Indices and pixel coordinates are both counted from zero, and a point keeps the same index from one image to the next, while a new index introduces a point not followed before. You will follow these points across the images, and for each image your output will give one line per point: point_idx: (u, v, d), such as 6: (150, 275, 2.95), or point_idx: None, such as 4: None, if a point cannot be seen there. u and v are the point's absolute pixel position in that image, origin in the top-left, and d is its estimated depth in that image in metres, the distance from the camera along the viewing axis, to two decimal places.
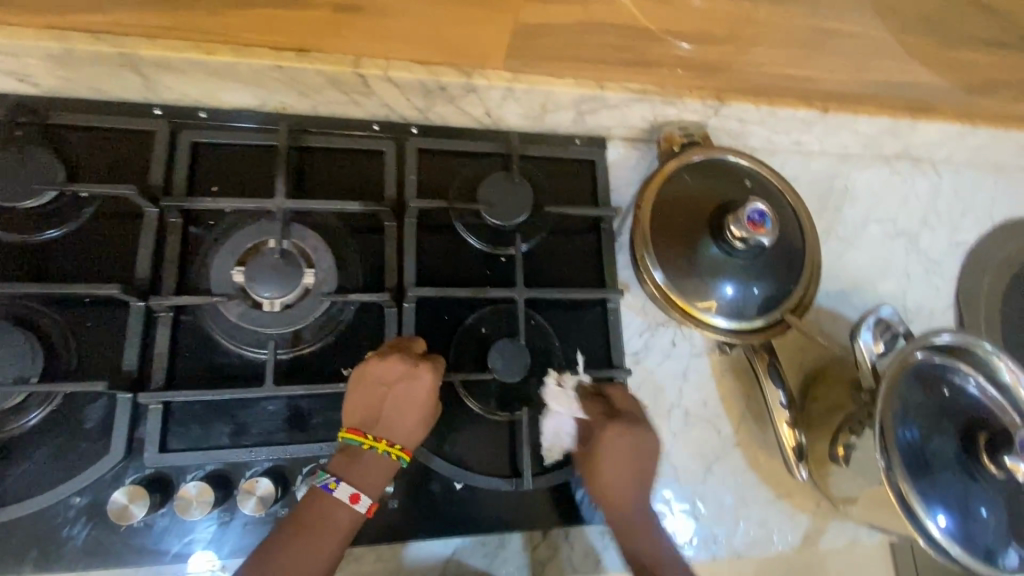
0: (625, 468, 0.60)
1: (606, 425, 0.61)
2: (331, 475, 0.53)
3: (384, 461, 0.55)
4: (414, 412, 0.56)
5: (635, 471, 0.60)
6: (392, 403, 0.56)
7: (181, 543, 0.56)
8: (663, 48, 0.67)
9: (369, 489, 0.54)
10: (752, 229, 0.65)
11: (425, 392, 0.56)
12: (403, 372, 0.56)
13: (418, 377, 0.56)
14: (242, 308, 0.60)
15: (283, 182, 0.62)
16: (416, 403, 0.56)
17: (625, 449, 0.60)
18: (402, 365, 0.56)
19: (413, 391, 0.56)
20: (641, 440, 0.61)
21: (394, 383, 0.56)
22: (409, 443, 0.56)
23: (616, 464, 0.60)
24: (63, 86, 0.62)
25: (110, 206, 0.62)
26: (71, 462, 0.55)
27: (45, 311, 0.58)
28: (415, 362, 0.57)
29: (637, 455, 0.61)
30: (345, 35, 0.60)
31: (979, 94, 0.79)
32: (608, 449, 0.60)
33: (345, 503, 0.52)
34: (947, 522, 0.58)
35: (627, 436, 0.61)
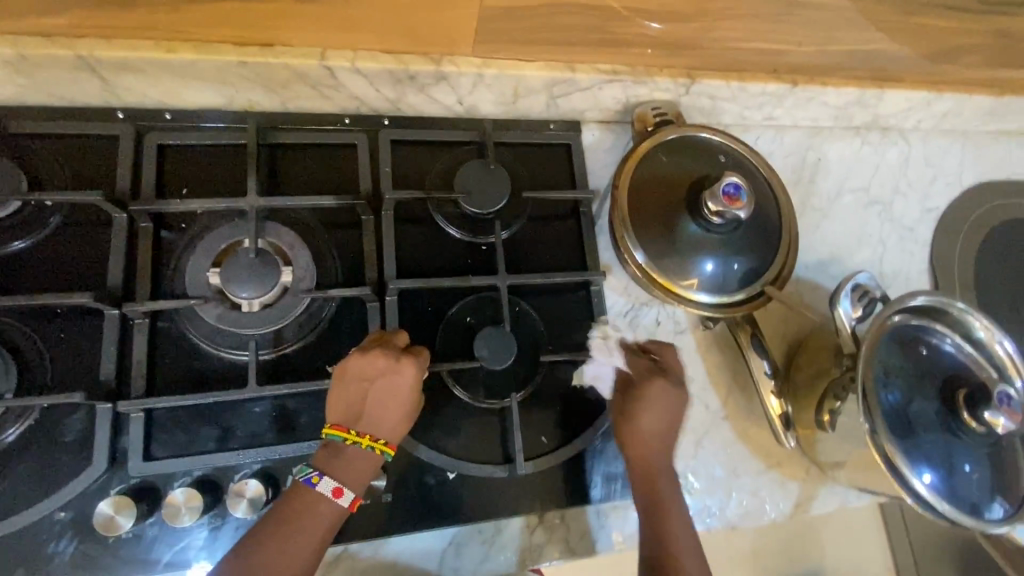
0: (660, 419, 0.60)
1: (652, 377, 0.61)
2: (313, 469, 0.52)
3: (368, 456, 0.54)
4: (399, 406, 0.55)
5: (666, 426, 0.61)
6: (375, 396, 0.55)
7: (173, 551, 0.55)
8: (631, 27, 0.67)
9: (353, 483, 0.53)
10: (728, 203, 0.66)
11: (409, 385, 0.56)
12: (385, 366, 0.56)
13: (402, 370, 0.56)
14: (220, 311, 0.59)
15: (254, 180, 0.61)
16: (401, 396, 0.56)
17: (664, 402, 0.61)
18: (385, 358, 0.56)
19: (397, 384, 0.55)
20: (682, 398, 0.61)
21: (377, 377, 0.55)
22: (394, 438, 0.55)
23: (654, 416, 0.60)
24: (19, 92, 0.60)
25: (77, 214, 0.61)
26: (52, 476, 0.54)
27: (16, 325, 0.56)
28: (397, 355, 0.57)
29: (674, 411, 0.61)
30: (308, 27, 0.59)
31: (943, 60, 0.80)
32: (649, 399, 0.60)
33: (328, 497, 0.51)
34: (932, 479, 0.59)
35: (670, 391, 0.61)
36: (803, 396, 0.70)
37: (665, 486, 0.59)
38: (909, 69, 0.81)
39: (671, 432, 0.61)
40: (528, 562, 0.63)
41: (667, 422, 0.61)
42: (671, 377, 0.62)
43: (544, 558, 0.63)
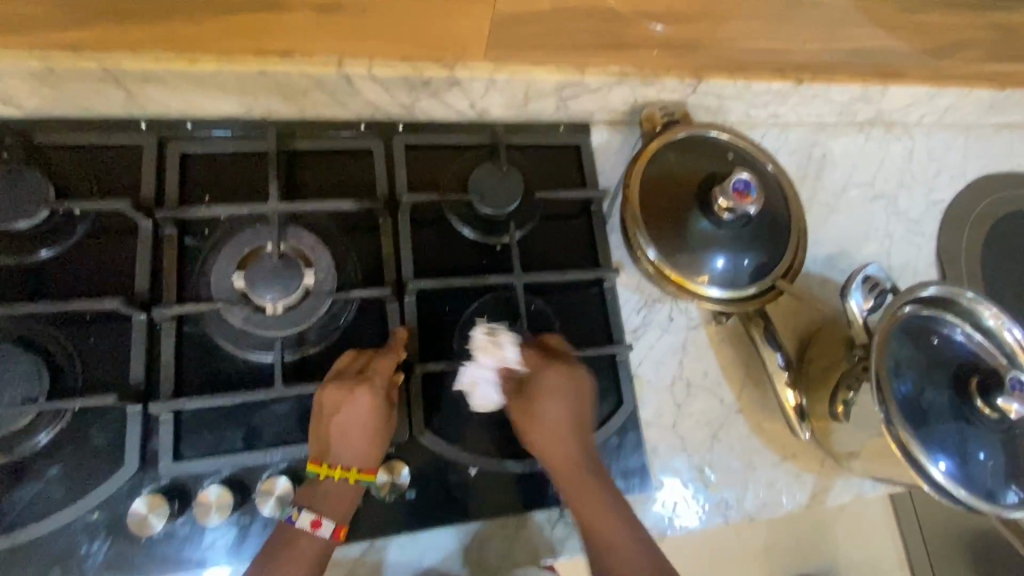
0: (561, 415, 0.59)
1: (544, 369, 0.59)
2: (292, 507, 0.53)
3: (345, 490, 0.54)
4: (364, 433, 0.55)
5: (571, 419, 0.59)
6: (338, 430, 0.54)
7: (204, 550, 0.56)
8: (636, 29, 0.69)
9: (333, 514, 0.54)
10: (738, 199, 0.67)
11: (367, 412, 0.55)
12: (341, 398, 0.55)
13: (354, 401, 0.54)
14: (245, 313, 0.60)
15: (276, 186, 0.62)
16: (360, 423, 0.55)
17: (563, 394, 0.59)
18: (337, 393, 0.55)
19: (352, 416, 0.54)
20: (580, 385, 0.60)
21: (334, 411, 0.54)
22: (367, 463, 0.55)
23: (556, 412, 0.59)
24: (46, 105, 0.62)
25: (104, 222, 0.62)
26: (85, 478, 0.55)
27: (48, 331, 0.58)
28: (350, 385, 0.55)
29: (577, 401, 0.59)
30: (326, 36, 0.61)
31: (946, 56, 0.82)
32: (547, 395, 0.58)
33: (308, 531, 0.52)
34: (947, 465, 0.60)
35: (563, 378, 0.59)
36: (817, 387, 0.71)
37: (585, 480, 0.58)
38: (913, 65, 0.82)
39: (579, 420, 0.60)
40: (549, 555, 0.64)
41: (572, 414, 0.59)
42: (565, 365, 0.60)
43: (564, 551, 0.65)
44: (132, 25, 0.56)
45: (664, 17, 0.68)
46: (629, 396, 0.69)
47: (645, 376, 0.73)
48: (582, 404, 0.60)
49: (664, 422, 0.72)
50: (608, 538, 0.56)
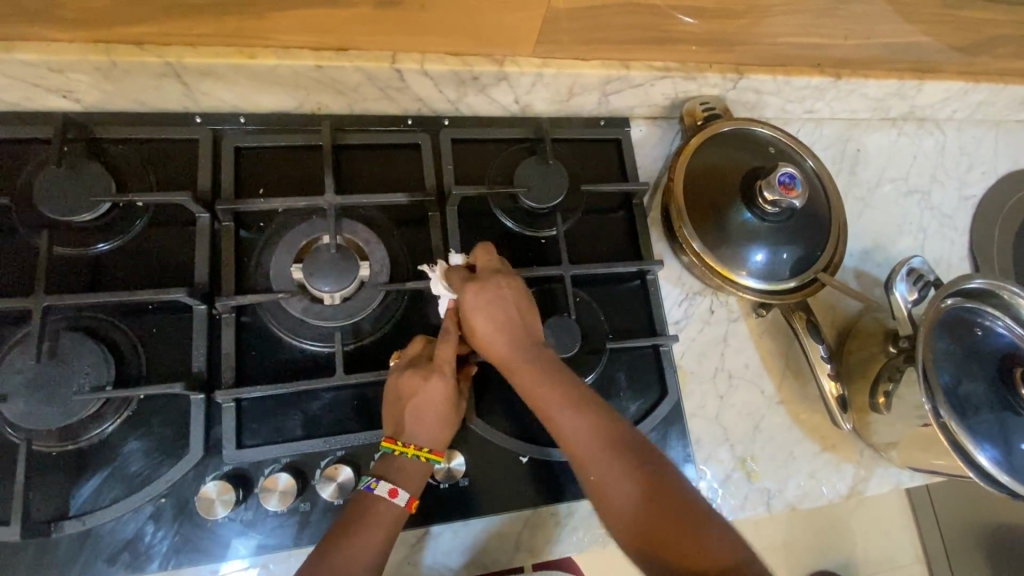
0: (491, 319, 0.57)
1: (462, 285, 0.58)
2: (371, 476, 0.54)
3: (415, 465, 0.55)
4: (436, 417, 0.56)
5: (503, 327, 0.57)
6: (412, 412, 0.56)
7: (266, 535, 0.57)
8: (672, 23, 0.67)
9: (407, 485, 0.55)
10: (784, 193, 0.68)
11: (440, 399, 0.56)
12: (416, 385, 0.56)
13: (430, 388, 0.56)
14: (304, 303, 0.61)
15: (331, 179, 0.63)
16: (435, 408, 0.56)
17: (492, 299, 0.57)
18: (413, 379, 0.56)
19: (427, 402, 0.56)
20: (500, 289, 0.58)
21: (411, 395, 0.56)
22: (438, 445, 0.57)
23: (488, 319, 0.57)
24: (105, 100, 0.63)
25: (161, 215, 0.63)
26: (150, 465, 0.56)
27: (110, 320, 0.59)
28: (425, 372, 0.56)
29: (504, 307, 0.57)
30: (380, 33, 0.62)
31: (982, 53, 0.82)
32: (469, 309, 0.57)
33: (386, 498, 0.53)
34: (992, 454, 0.61)
35: (482, 290, 0.57)
36: (857, 378, 0.72)
37: (535, 382, 0.54)
38: (947, 61, 0.83)
39: (517, 321, 0.57)
40: (599, 543, 0.65)
41: (500, 321, 0.57)
42: (489, 274, 0.59)
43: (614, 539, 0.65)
44: (193, 22, 0.57)
45: (697, 12, 0.66)
46: (673, 387, 0.70)
47: (687, 367, 0.74)
48: (515, 305, 0.58)
49: (706, 413, 0.73)
50: (577, 441, 0.52)
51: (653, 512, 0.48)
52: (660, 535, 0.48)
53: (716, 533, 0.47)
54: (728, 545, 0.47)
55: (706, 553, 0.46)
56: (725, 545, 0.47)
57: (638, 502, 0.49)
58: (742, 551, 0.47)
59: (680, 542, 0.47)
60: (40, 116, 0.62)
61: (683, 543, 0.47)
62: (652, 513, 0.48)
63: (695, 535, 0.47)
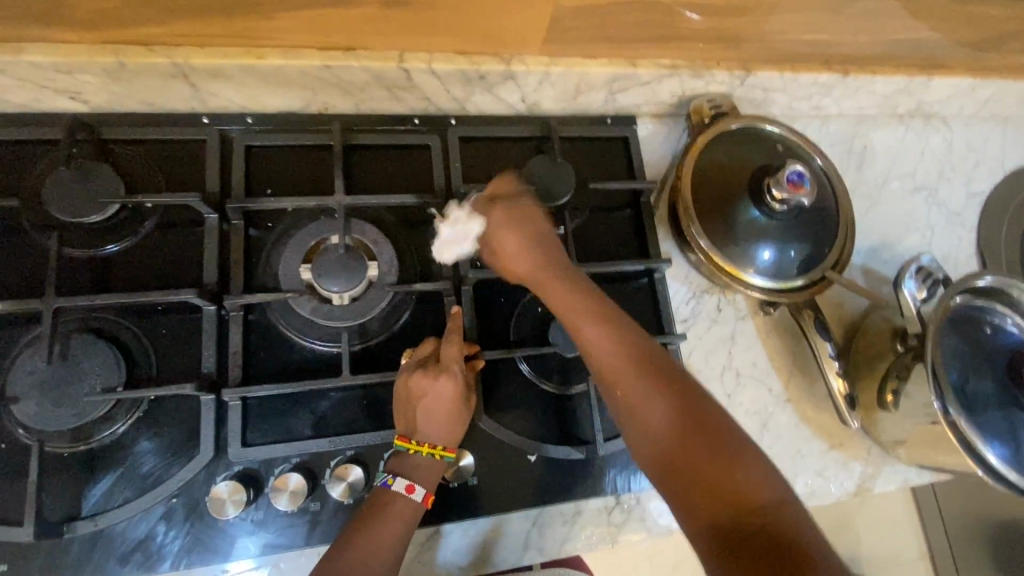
0: (518, 239, 0.58)
1: (489, 212, 0.60)
2: (387, 473, 0.55)
3: (428, 464, 0.56)
4: (448, 414, 0.57)
5: (528, 244, 0.59)
6: (423, 410, 0.56)
7: (277, 534, 0.57)
8: (680, 21, 0.67)
9: (425, 481, 0.55)
10: (792, 190, 0.68)
11: (450, 397, 0.57)
12: (426, 385, 0.56)
13: (439, 388, 0.56)
14: (313, 304, 0.61)
15: (340, 179, 0.63)
16: (445, 406, 0.57)
17: (520, 227, 0.59)
18: (421, 379, 0.56)
19: (438, 401, 0.56)
20: (523, 212, 0.60)
21: (420, 395, 0.56)
22: (450, 442, 0.57)
23: (516, 244, 0.58)
24: (112, 101, 0.63)
25: (170, 215, 0.63)
26: (162, 466, 0.57)
27: (120, 321, 0.59)
28: (433, 373, 0.56)
29: (528, 228, 0.59)
30: (387, 32, 0.62)
31: (991, 49, 0.82)
32: (493, 231, 0.59)
33: (403, 494, 0.54)
34: (1001, 452, 0.61)
35: (501, 215, 0.60)
36: (865, 376, 0.72)
37: (567, 297, 0.55)
38: (955, 57, 0.83)
39: (546, 247, 0.59)
40: (608, 541, 0.65)
41: (527, 238, 0.59)
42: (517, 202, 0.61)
43: (622, 537, 0.65)
44: (200, 22, 0.57)
45: (703, 8, 0.66)
46: None
47: (694, 366, 0.74)
48: (543, 231, 0.60)
49: None
50: (612, 357, 0.51)
51: (691, 436, 0.47)
52: (696, 459, 0.46)
53: (756, 467, 0.46)
54: (767, 482, 0.45)
55: (743, 485, 0.44)
56: (763, 482, 0.45)
57: (666, 420, 0.48)
58: (781, 489, 0.45)
59: (716, 468, 0.45)
60: (47, 117, 0.62)
61: (720, 471, 0.45)
62: (691, 437, 0.47)
63: (729, 457, 0.46)
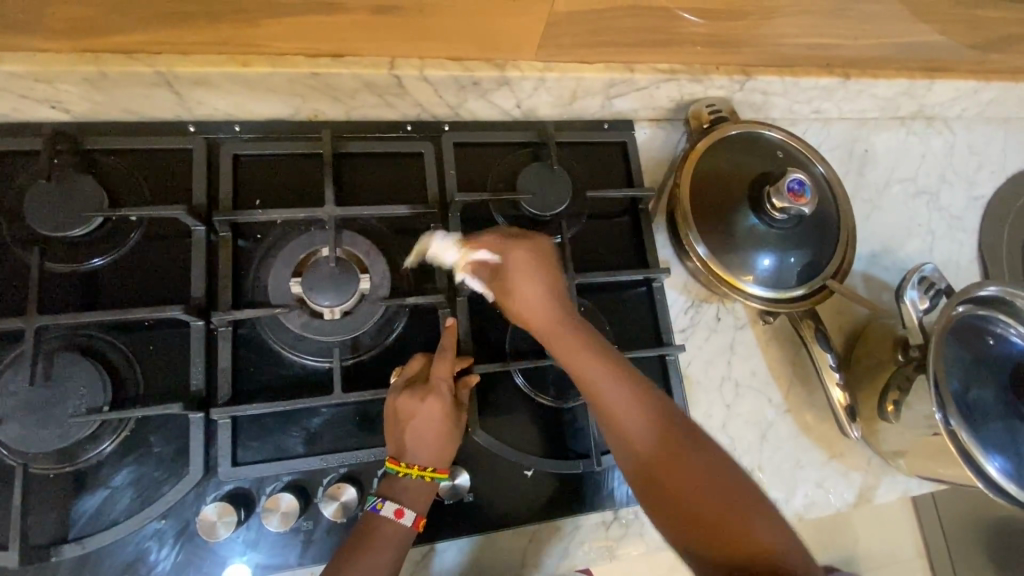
0: (530, 291, 0.58)
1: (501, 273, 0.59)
2: (377, 496, 0.54)
3: (420, 485, 0.54)
4: (436, 434, 0.55)
5: (543, 292, 0.58)
6: (411, 431, 0.55)
7: (269, 555, 0.56)
8: (679, 25, 0.65)
9: (414, 504, 0.54)
10: (793, 200, 0.66)
11: (439, 418, 0.55)
12: (413, 406, 0.55)
13: (427, 409, 0.55)
14: (303, 318, 0.60)
15: (331, 190, 0.61)
16: (434, 427, 0.55)
17: (534, 271, 0.58)
18: (409, 400, 0.55)
19: (426, 422, 0.55)
20: (535, 266, 0.59)
21: (408, 417, 0.55)
22: (440, 462, 0.56)
23: (529, 291, 0.58)
24: (95, 110, 0.61)
25: (156, 228, 0.62)
26: (151, 486, 0.55)
27: (105, 338, 0.58)
28: (421, 394, 0.55)
29: (540, 281, 0.58)
30: (377, 39, 0.60)
31: (995, 51, 0.80)
32: (511, 285, 0.58)
33: (391, 519, 0.52)
34: (1003, 465, 0.60)
35: (512, 278, 0.58)
36: (866, 387, 0.71)
37: (575, 345, 0.55)
38: (958, 59, 0.81)
39: (558, 296, 0.58)
40: (605, 556, 0.64)
41: (542, 289, 0.58)
42: (533, 247, 0.60)
43: (621, 552, 0.65)
44: (185, 30, 0.55)
45: (703, 13, 0.64)
46: (679, 397, 0.69)
47: (693, 376, 0.73)
48: (554, 284, 0.59)
49: (713, 423, 0.72)
50: (627, 412, 0.52)
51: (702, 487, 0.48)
52: (701, 508, 0.47)
53: (765, 519, 0.46)
54: (777, 533, 0.46)
55: (752, 535, 0.45)
56: (773, 531, 0.46)
57: (672, 466, 0.49)
58: (786, 538, 0.46)
59: (722, 516, 0.46)
60: (27, 127, 0.60)
61: (729, 522, 0.46)
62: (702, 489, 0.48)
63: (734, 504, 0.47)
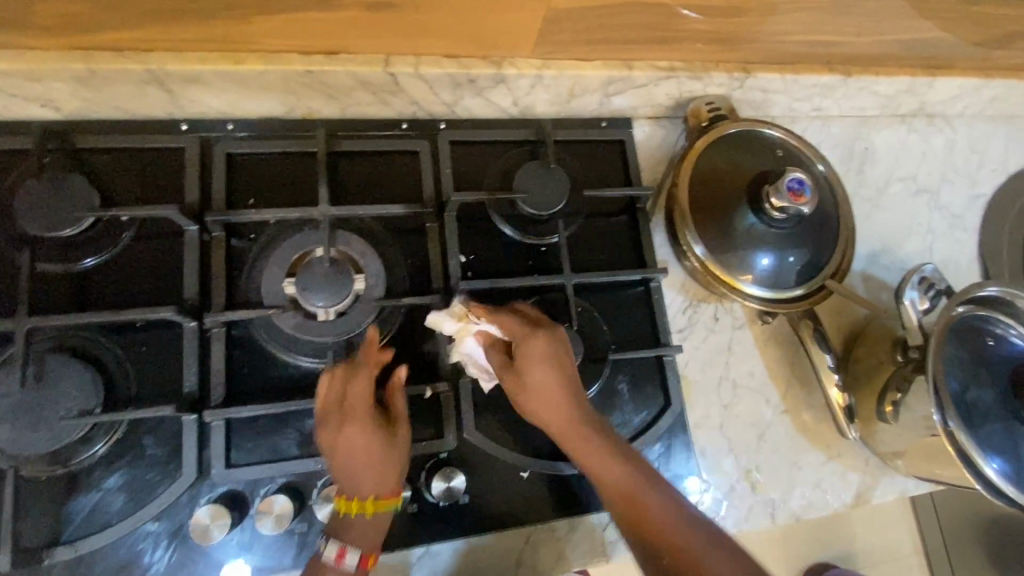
0: (548, 381, 0.56)
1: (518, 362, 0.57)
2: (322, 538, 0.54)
3: (365, 523, 0.54)
4: (375, 465, 0.54)
5: (559, 380, 0.57)
6: (346, 467, 0.53)
7: (263, 557, 0.56)
8: (678, 21, 0.64)
9: (359, 543, 0.54)
10: (793, 199, 0.66)
11: (361, 447, 0.53)
12: (332, 438, 0.53)
13: (347, 440, 0.53)
14: (298, 319, 0.59)
15: (326, 190, 0.61)
16: (362, 456, 0.53)
17: (554, 359, 0.57)
18: (325, 432, 0.53)
19: (349, 453, 0.53)
20: (557, 351, 0.57)
21: (332, 449, 0.53)
22: (381, 491, 0.54)
23: (544, 384, 0.56)
24: (86, 108, 0.60)
25: (149, 227, 0.61)
26: (144, 488, 0.55)
27: (97, 339, 0.57)
28: (336, 424, 0.53)
29: (558, 368, 0.57)
30: (372, 36, 0.59)
31: (997, 48, 0.79)
32: (529, 372, 0.56)
33: (333, 561, 0.52)
34: (1002, 467, 0.60)
35: (532, 366, 0.56)
36: (865, 387, 0.71)
37: (582, 433, 0.56)
38: (960, 57, 0.80)
39: (573, 381, 0.57)
40: (602, 558, 0.64)
41: (557, 378, 0.57)
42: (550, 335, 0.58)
43: (618, 554, 0.64)
44: (176, 27, 0.54)
45: (702, 9, 0.63)
46: (676, 398, 0.68)
47: (690, 377, 0.72)
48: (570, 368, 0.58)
49: (711, 424, 0.71)
50: (627, 490, 0.55)
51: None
52: None
53: None
54: None
55: None
56: None
57: (667, 549, 0.51)
58: None
59: None
60: (16, 126, 0.60)
61: None
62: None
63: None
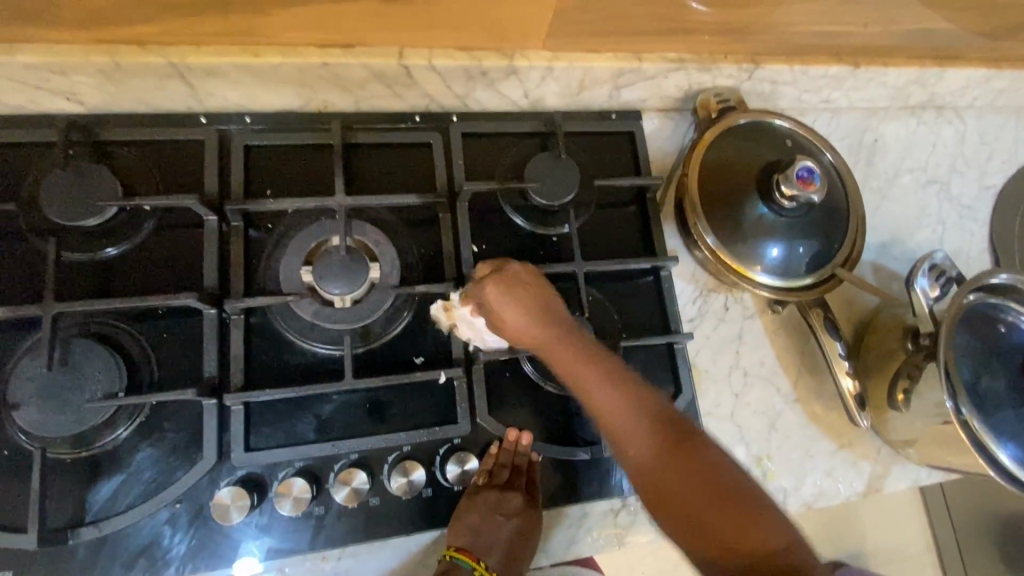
0: (518, 307, 0.55)
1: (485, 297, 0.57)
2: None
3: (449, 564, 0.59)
4: (507, 550, 0.62)
5: (531, 306, 0.55)
6: (485, 535, 0.61)
7: (281, 538, 0.57)
8: (687, 13, 0.65)
9: None
10: (803, 186, 0.66)
11: (531, 532, 0.62)
12: (524, 508, 0.62)
13: (531, 518, 0.62)
14: (314, 306, 0.60)
15: (341, 179, 0.62)
16: (521, 538, 0.62)
17: (519, 289, 0.56)
18: (520, 500, 0.62)
19: (520, 530, 0.62)
20: (521, 281, 0.57)
21: (508, 519, 0.61)
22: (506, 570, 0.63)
23: (518, 307, 0.55)
24: (109, 102, 0.62)
25: (169, 217, 0.62)
26: (166, 471, 0.56)
27: (119, 325, 0.58)
28: (532, 500, 0.62)
29: (526, 294, 0.56)
30: (386, 29, 0.61)
31: (1005, 39, 0.80)
32: (497, 305, 0.56)
33: None
34: (1016, 453, 0.60)
35: (497, 297, 0.56)
36: (877, 376, 0.71)
37: (564, 349, 0.53)
38: (968, 47, 0.81)
39: (545, 304, 0.56)
40: (615, 543, 0.64)
41: (528, 303, 0.55)
42: (510, 269, 0.58)
43: (630, 539, 0.65)
44: (198, 20, 0.56)
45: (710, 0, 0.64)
46: (686, 384, 0.69)
47: (701, 365, 0.73)
48: (541, 293, 0.56)
49: (721, 412, 0.72)
50: (616, 409, 0.50)
51: (699, 486, 0.47)
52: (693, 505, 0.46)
53: (766, 516, 0.45)
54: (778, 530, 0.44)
55: (755, 536, 0.44)
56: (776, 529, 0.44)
57: (659, 466, 0.48)
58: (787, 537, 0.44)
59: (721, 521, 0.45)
60: (41, 119, 0.61)
61: (725, 523, 0.45)
62: (712, 494, 0.46)
63: (730, 501, 0.46)
